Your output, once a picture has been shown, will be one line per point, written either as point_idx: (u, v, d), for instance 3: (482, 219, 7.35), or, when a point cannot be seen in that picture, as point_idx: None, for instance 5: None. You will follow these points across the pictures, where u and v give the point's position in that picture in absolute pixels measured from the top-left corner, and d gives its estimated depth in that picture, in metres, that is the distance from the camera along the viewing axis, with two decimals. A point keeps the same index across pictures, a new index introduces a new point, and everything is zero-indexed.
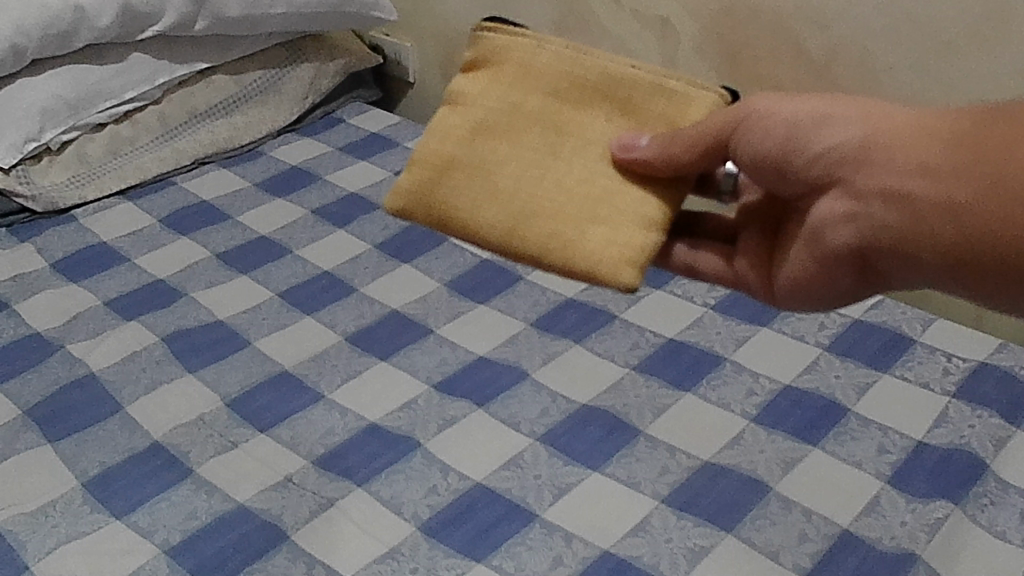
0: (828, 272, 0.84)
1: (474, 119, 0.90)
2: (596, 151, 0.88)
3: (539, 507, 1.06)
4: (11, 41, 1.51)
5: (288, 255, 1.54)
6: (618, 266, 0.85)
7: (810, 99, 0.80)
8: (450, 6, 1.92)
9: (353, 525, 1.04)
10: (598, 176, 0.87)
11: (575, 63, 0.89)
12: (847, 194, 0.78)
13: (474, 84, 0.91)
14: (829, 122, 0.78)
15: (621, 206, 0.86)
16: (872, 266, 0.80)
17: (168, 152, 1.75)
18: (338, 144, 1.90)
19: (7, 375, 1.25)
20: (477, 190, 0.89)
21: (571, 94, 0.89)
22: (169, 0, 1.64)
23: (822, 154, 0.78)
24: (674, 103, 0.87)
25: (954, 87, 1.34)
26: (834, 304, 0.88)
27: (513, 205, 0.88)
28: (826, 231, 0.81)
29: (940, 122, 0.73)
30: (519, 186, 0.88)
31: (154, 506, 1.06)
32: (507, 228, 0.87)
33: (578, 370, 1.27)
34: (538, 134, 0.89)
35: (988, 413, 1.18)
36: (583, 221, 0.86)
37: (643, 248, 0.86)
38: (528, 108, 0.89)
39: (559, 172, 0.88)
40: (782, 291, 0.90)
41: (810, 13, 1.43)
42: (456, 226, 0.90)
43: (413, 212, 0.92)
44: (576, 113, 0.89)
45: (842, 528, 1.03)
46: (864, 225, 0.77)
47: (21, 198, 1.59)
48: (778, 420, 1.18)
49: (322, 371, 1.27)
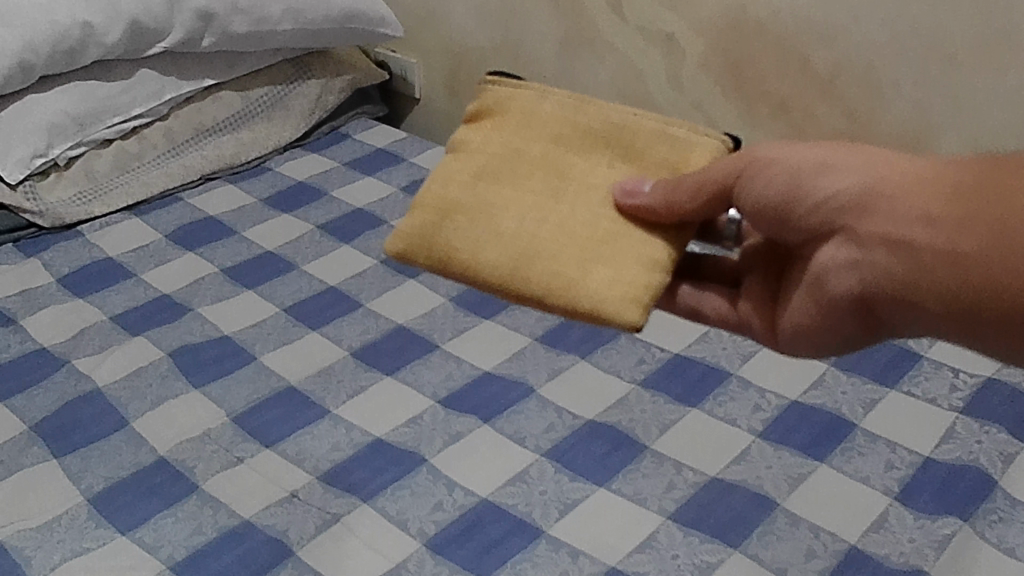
0: (830, 320, 0.84)
1: (476, 165, 0.91)
2: (599, 196, 0.88)
3: (545, 523, 1.06)
4: (19, 56, 1.51)
5: (294, 270, 1.54)
6: (623, 304, 0.84)
7: (810, 147, 0.81)
8: (455, 22, 1.93)
9: (359, 540, 1.03)
10: (601, 217, 0.87)
11: (577, 111, 0.90)
12: (849, 242, 0.77)
13: (478, 132, 0.92)
14: (830, 171, 0.78)
15: (625, 248, 0.86)
16: (874, 315, 0.80)
17: (175, 168, 1.76)
18: (344, 159, 1.90)
19: (13, 390, 1.26)
20: (477, 231, 0.88)
21: (574, 141, 0.90)
22: (177, 17, 1.65)
23: (824, 202, 0.78)
24: (676, 150, 0.88)
25: (960, 101, 1.34)
26: (837, 351, 0.87)
27: (515, 247, 0.86)
28: (828, 278, 0.80)
29: (942, 173, 0.73)
30: (521, 227, 0.87)
31: (159, 523, 1.05)
32: (509, 267, 0.86)
33: (585, 385, 1.27)
34: (541, 178, 0.89)
35: (996, 428, 1.17)
36: (586, 262, 0.85)
37: (648, 287, 0.85)
38: (531, 154, 0.90)
39: (562, 216, 0.88)
40: (783, 338, 0.90)
41: (813, 29, 1.43)
42: (456, 267, 0.88)
43: (413, 255, 0.91)
44: (578, 159, 0.89)
45: (850, 545, 1.02)
46: (866, 274, 0.76)
47: (27, 214, 1.59)
48: (785, 436, 1.18)
49: (327, 387, 1.26)
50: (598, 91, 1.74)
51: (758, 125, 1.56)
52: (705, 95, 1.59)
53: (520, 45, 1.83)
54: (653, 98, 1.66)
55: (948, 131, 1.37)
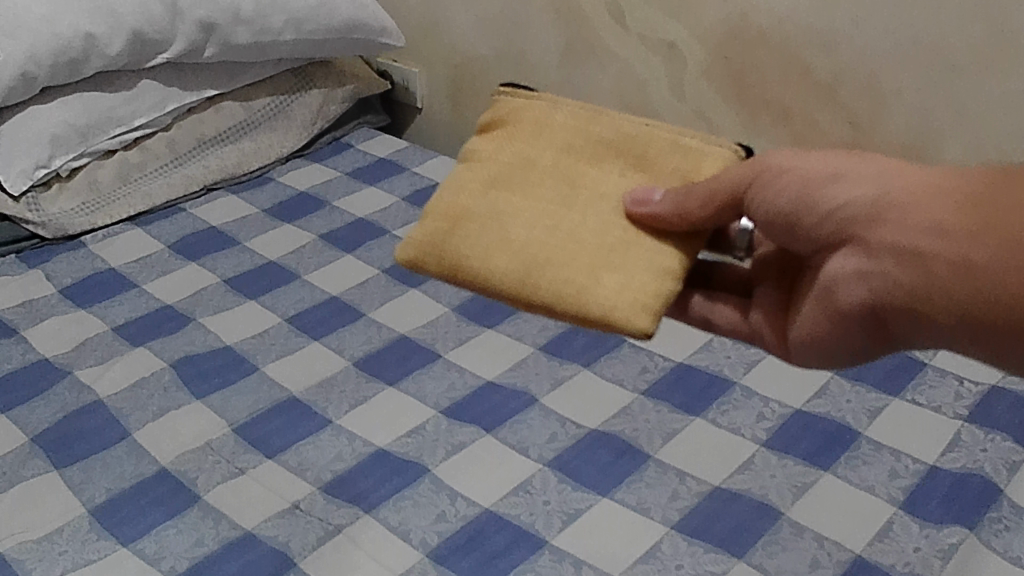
0: (841, 330, 0.83)
1: (488, 173, 0.90)
2: (611, 204, 0.88)
3: (548, 533, 1.05)
4: (20, 69, 1.51)
5: (296, 280, 1.54)
6: (634, 311, 0.82)
7: (821, 155, 0.80)
8: (457, 31, 1.93)
9: (362, 551, 1.03)
10: (612, 227, 0.86)
11: (590, 122, 0.91)
12: (860, 252, 0.77)
13: (490, 141, 0.92)
14: (841, 179, 0.78)
15: (637, 255, 0.85)
16: (885, 326, 0.79)
17: (178, 179, 1.76)
18: (346, 169, 1.90)
19: (15, 401, 1.25)
20: (488, 239, 0.87)
21: (586, 151, 0.90)
22: (179, 28, 1.65)
23: (834, 211, 0.78)
24: (689, 158, 0.88)
25: (963, 108, 1.34)
26: (848, 361, 0.87)
27: (526, 254, 0.85)
28: (839, 288, 0.80)
29: (953, 182, 0.73)
30: (532, 236, 0.86)
31: (160, 535, 1.05)
32: (519, 276, 0.85)
33: (587, 395, 1.27)
34: (552, 187, 0.89)
35: (1002, 437, 1.16)
36: (596, 269, 0.84)
37: (659, 294, 0.83)
38: (543, 163, 0.90)
39: (574, 223, 0.87)
40: (795, 348, 0.89)
41: (816, 38, 1.43)
42: (467, 276, 0.88)
43: (424, 262, 0.90)
44: (590, 168, 0.89)
45: (855, 555, 1.02)
46: (877, 285, 0.76)
47: (30, 224, 1.60)
48: (789, 446, 1.17)
49: (329, 397, 1.26)
50: (600, 99, 1.73)
51: (761, 132, 1.55)
52: (708, 103, 1.59)
53: (521, 54, 1.83)
54: (654, 106, 1.66)
55: (951, 140, 1.37)
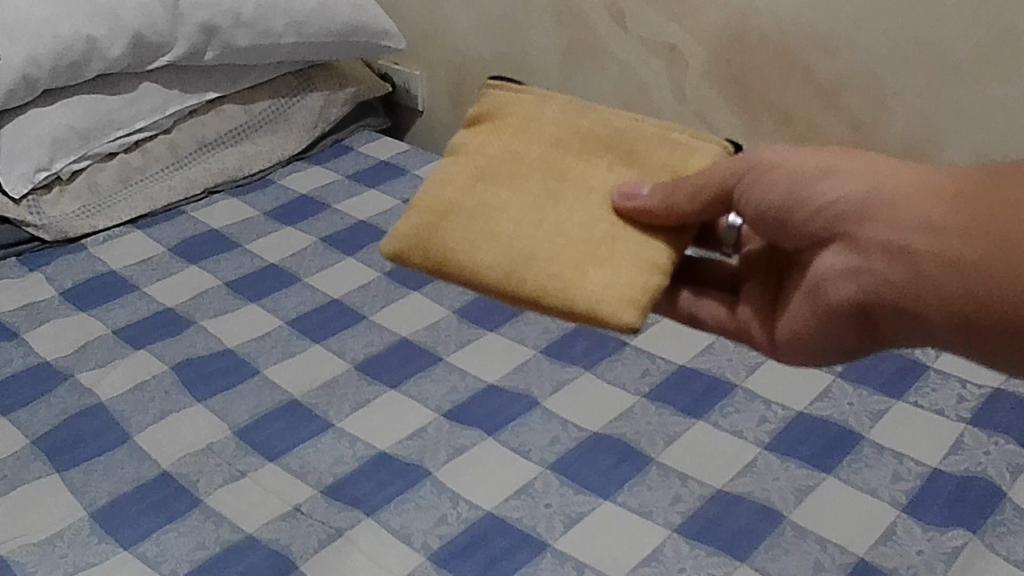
0: (829, 327, 0.83)
1: (475, 166, 0.90)
2: (599, 199, 0.87)
3: (549, 536, 1.05)
4: (21, 72, 1.51)
5: (298, 283, 1.54)
6: (620, 306, 0.82)
7: (810, 150, 0.80)
8: (458, 34, 1.93)
9: (363, 555, 1.02)
10: (599, 222, 0.86)
11: (579, 115, 0.90)
12: (849, 248, 0.77)
13: (477, 135, 0.92)
14: (831, 175, 0.78)
15: (622, 249, 0.85)
16: (873, 322, 0.79)
17: (178, 181, 1.76)
18: (347, 172, 1.90)
19: (15, 404, 1.25)
20: (476, 232, 0.87)
21: (573, 145, 0.90)
22: (180, 30, 1.65)
23: (824, 207, 0.77)
24: (676, 153, 0.88)
25: (965, 112, 1.34)
26: (836, 357, 0.87)
27: (514, 247, 0.85)
28: (827, 284, 0.80)
29: (943, 180, 0.73)
30: (519, 229, 0.86)
31: (162, 539, 1.05)
32: (506, 271, 0.85)
33: (588, 398, 1.26)
34: (539, 181, 0.89)
35: (1004, 439, 1.16)
36: (583, 262, 0.84)
37: (646, 288, 0.83)
38: (530, 158, 0.90)
39: (561, 217, 0.87)
40: (783, 345, 0.89)
41: (817, 40, 1.43)
42: (453, 268, 0.87)
43: (409, 254, 0.90)
44: (579, 162, 0.89)
45: (858, 559, 1.01)
46: (866, 282, 0.76)
47: (31, 227, 1.59)
48: (791, 449, 1.17)
49: (331, 400, 1.26)
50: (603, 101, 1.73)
51: (761, 134, 1.55)
52: (709, 105, 1.59)
53: (523, 57, 1.83)
54: (655, 108, 1.66)
55: (952, 144, 1.37)
